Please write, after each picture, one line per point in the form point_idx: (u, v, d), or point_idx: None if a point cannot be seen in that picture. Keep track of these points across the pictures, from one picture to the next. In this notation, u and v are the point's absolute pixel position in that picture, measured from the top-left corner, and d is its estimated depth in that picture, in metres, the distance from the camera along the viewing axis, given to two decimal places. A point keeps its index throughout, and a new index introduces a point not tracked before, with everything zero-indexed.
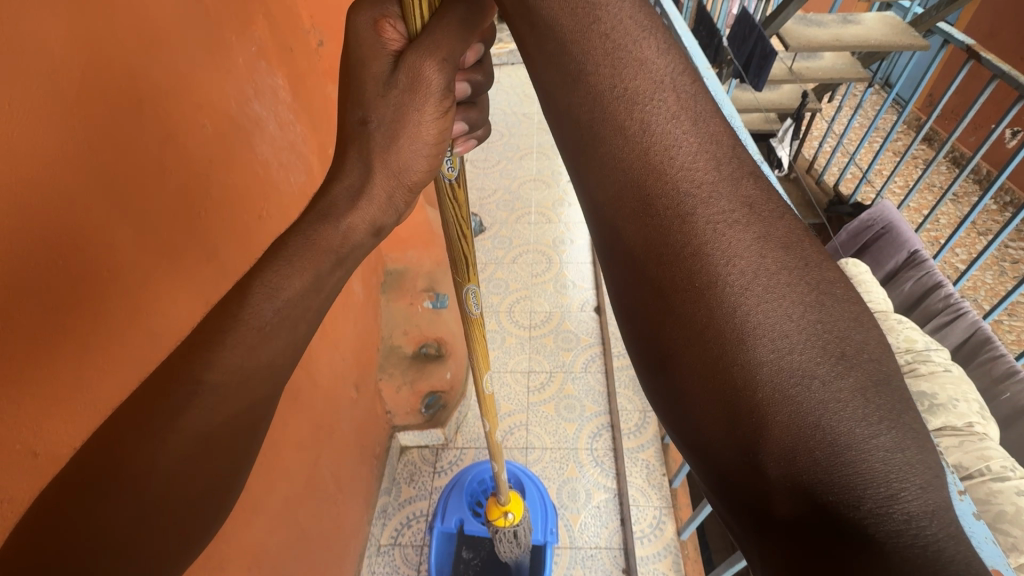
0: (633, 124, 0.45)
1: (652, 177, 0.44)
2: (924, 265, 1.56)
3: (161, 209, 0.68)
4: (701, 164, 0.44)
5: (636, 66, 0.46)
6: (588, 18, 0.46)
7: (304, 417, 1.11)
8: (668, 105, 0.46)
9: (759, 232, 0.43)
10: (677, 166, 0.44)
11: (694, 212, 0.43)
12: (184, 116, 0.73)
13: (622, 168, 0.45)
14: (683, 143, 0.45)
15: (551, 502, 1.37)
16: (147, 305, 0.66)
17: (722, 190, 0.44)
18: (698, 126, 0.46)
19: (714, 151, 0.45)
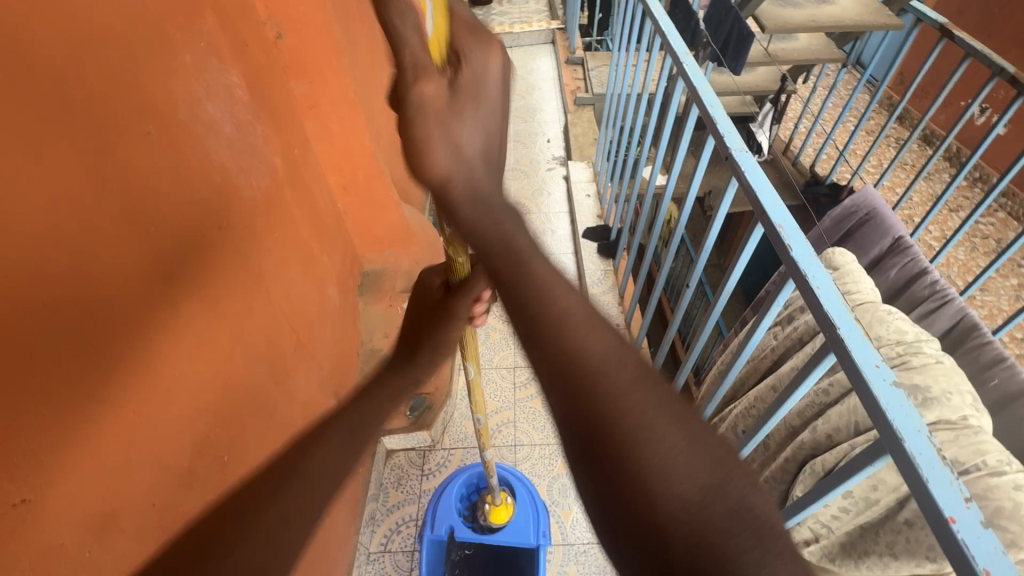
0: (546, 321, 0.49)
1: (561, 363, 0.47)
2: (909, 251, 1.58)
3: (106, 229, 0.62)
4: (595, 340, 0.48)
5: (530, 277, 0.52)
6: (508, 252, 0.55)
7: (284, 435, 1.05)
8: (561, 301, 0.51)
9: (649, 400, 0.45)
10: (579, 347, 0.47)
11: (599, 379, 0.45)
12: (127, 125, 0.66)
13: (541, 344, 0.49)
14: (582, 324, 0.49)
15: (542, 504, 1.32)
16: (95, 335, 0.59)
17: (615, 363, 0.47)
18: (589, 314, 0.51)
19: (604, 332, 0.49)
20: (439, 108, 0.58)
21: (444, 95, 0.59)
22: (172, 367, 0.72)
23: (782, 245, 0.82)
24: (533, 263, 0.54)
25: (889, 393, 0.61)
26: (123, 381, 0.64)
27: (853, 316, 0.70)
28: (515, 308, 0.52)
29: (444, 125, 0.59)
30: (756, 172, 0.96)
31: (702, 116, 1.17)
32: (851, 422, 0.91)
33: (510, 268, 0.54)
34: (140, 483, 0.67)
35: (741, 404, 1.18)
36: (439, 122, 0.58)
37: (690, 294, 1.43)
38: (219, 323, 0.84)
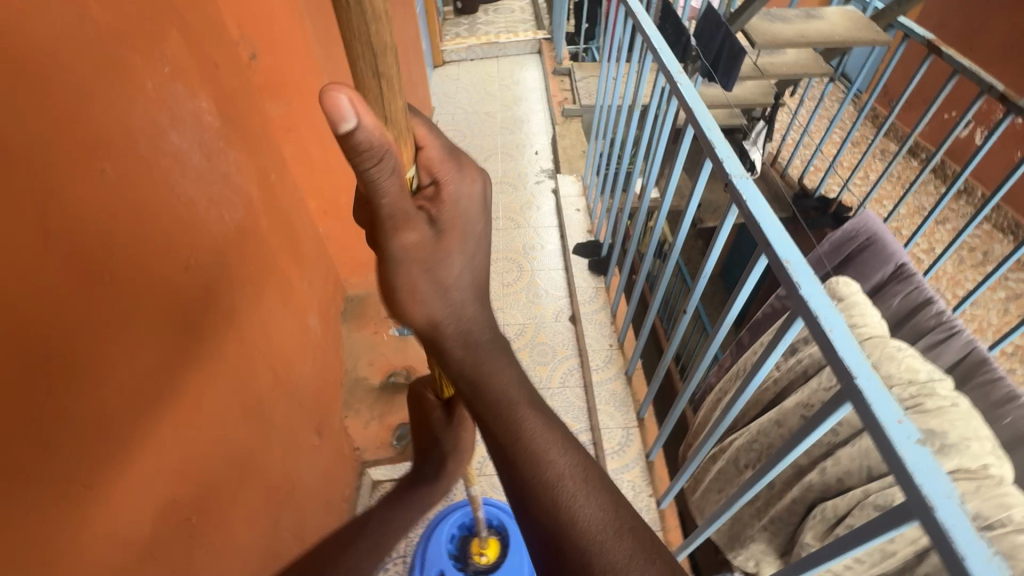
0: (538, 480, 0.52)
1: (556, 527, 0.50)
2: (913, 279, 1.41)
3: (52, 282, 0.55)
4: (590, 505, 0.51)
5: (525, 447, 0.54)
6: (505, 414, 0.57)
7: (261, 482, 0.98)
8: (554, 465, 0.53)
9: (645, 575, 0.47)
10: (575, 519, 0.50)
11: (593, 552, 0.48)
12: (77, 163, 0.59)
13: (540, 508, 0.51)
14: (575, 490, 0.52)
15: (537, 544, 1.27)
16: (33, 404, 0.52)
17: (609, 535, 0.49)
18: (586, 477, 0.53)
19: (602, 501, 0.51)
20: (423, 254, 0.54)
21: (428, 237, 0.53)
22: (132, 428, 0.65)
23: (789, 282, 0.78)
24: (523, 410, 0.57)
25: (913, 455, 0.58)
26: (70, 453, 0.56)
27: (870, 363, 0.67)
28: (510, 464, 0.55)
29: (430, 269, 0.56)
30: (757, 202, 0.92)
31: (698, 138, 1.13)
32: (863, 465, 0.88)
33: (502, 424, 0.56)
34: (91, 563, 0.59)
35: (743, 437, 1.13)
36: (423, 266, 0.55)
37: (687, 319, 1.38)
38: (186, 371, 0.77)
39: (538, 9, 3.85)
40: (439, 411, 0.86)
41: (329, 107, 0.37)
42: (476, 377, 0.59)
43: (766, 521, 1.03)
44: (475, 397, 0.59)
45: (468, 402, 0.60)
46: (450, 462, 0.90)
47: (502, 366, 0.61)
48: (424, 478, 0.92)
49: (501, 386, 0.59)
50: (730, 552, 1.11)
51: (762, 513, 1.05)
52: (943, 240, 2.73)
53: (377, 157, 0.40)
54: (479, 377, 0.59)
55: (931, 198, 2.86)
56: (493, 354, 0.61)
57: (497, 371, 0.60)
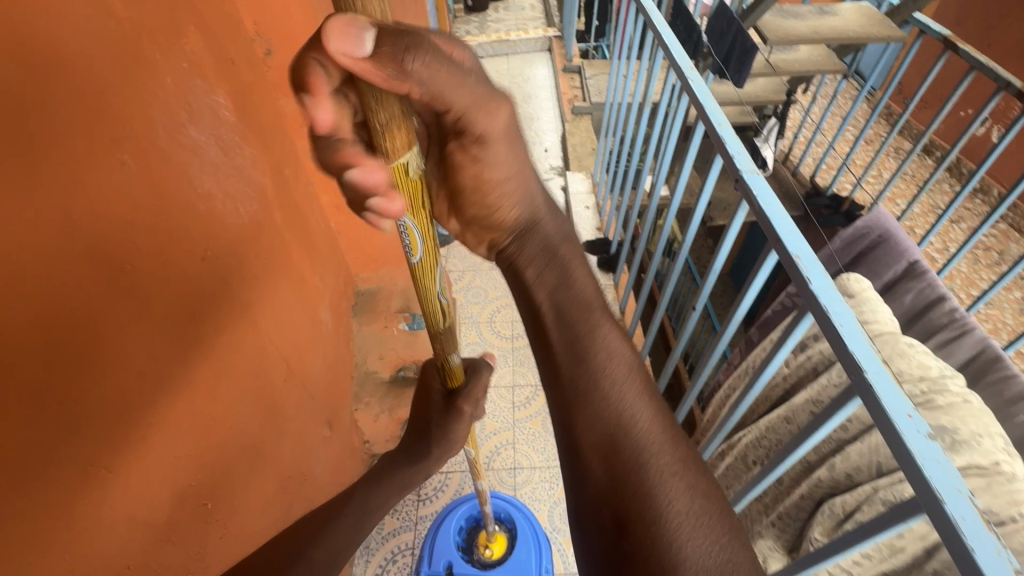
0: (607, 397, 0.61)
1: (615, 434, 0.59)
2: (926, 276, 1.39)
3: (75, 272, 0.57)
4: (642, 403, 0.61)
5: (600, 349, 0.65)
6: (588, 318, 0.68)
7: (274, 470, 1.00)
8: (618, 370, 0.64)
9: (684, 460, 0.58)
10: (626, 410, 0.60)
11: (635, 429, 0.59)
12: (99, 155, 0.61)
13: (590, 399, 0.62)
14: (630, 392, 0.62)
15: (544, 538, 1.27)
16: (56, 389, 0.54)
17: (657, 424, 0.60)
18: (643, 388, 0.63)
19: (655, 406, 0.62)
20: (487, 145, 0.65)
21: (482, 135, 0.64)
22: (150, 414, 0.67)
23: (799, 276, 0.78)
24: (599, 322, 0.68)
25: (922, 445, 0.58)
26: (91, 437, 0.58)
27: (880, 357, 0.67)
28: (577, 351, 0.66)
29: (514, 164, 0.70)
30: (768, 197, 0.92)
31: (708, 134, 1.13)
32: (872, 461, 0.88)
33: (583, 323, 0.67)
34: (112, 543, 0.61)
35: (751, 433, 1.13)
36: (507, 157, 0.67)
37: (696, 316, 1.38)
38: (202, 359, 0.79)
39: (550, 6, 3.84)
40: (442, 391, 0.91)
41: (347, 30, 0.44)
42: (562, 276, 0.73)
43: (773, 517, 1.03)
44: (563, 291, 0.71)
45: (553, 295, 0.72)
46: (435, 448, 0.92)
47: (591, 283, 0.73)
48: (412, 456, 0.93)
49: (589, 295, 0.71)
50: None
51: (770, 509, 1.05)
52: (957, 239, 2.69)
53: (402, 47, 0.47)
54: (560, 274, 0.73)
55: (946, 197, 2.83)
56: (576, 265, 0.74)
57: (580, 279, 0.73)
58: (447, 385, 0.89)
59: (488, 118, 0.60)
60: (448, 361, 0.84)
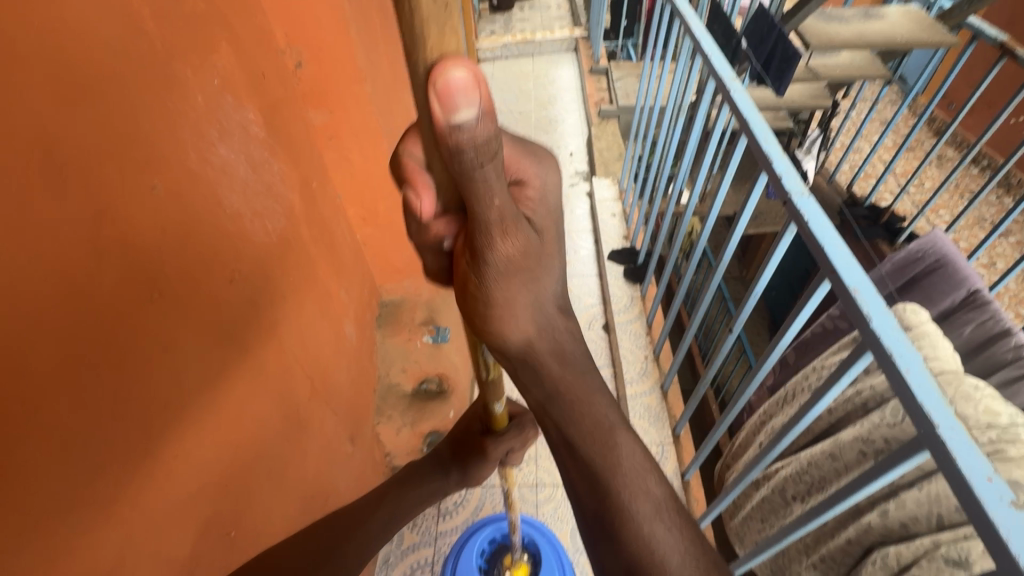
0: (636, 531, 0.53)
1: (646, 573, 0.52)
2: (988, 307, 1.30)
3: (105, 305, 0.55)
4: (672, 540, 0.54)
5: (616, 473, 0.56)
6: (603, 441, 0.58)
7: (296, 493, 0.98)
8: (642, 497, 0.55)
9: None
10: (654, 552, 0.52)
11: (665, 573, 0.52)
12: (129, 182, 0.59)
13: (616, 534, 0.54)
14: (658, 526, 0.54)
15: (568, 563, 1.24)
16: (85, 427, 0.52)
17: (689, 563, 0.53)
18: (673, 517, 0.55)
19: (686, 539, 0.54)
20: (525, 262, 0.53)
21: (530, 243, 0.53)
22: (176, 445, 0.66)
23: (858, 314, 0.72)
24: (616, 439, 0.58)
25: (1007, 520, 0.52)
26: (116, 476, 0.56)
27: (951, 409, 0.61)
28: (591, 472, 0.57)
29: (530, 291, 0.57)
30: (821, 222, 0.85)
31: (752, 150, 1.07)
32: (931, 512, 0.82)
33: (596, 444, 0.58)
34: None
35: (791, 467, 1.08)
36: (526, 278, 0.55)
37: (732, 338, 1.32)
38: (228, 384, 0.77)
39: (576, 6, 3.78)
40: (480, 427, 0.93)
41: (446, 99, 0.38)
42: (568, 400, 0.60)
43: (815, 558, 0.98)
44: (568, 415, 0.59)
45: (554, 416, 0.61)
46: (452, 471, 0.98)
47: (601, 396, 0.61)
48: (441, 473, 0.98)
49: (600, 412, 0.59)
50: None
51: (811, 550, 1.01)
52: (1006, 255, 2.56)
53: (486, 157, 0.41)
54: (570, 402, 0.59)
55: (994, 209, 2.69)
56: (588, 382, 0.61)
57: (588, 394, 0.60)
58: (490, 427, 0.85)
59: (502, 239, 0.49)
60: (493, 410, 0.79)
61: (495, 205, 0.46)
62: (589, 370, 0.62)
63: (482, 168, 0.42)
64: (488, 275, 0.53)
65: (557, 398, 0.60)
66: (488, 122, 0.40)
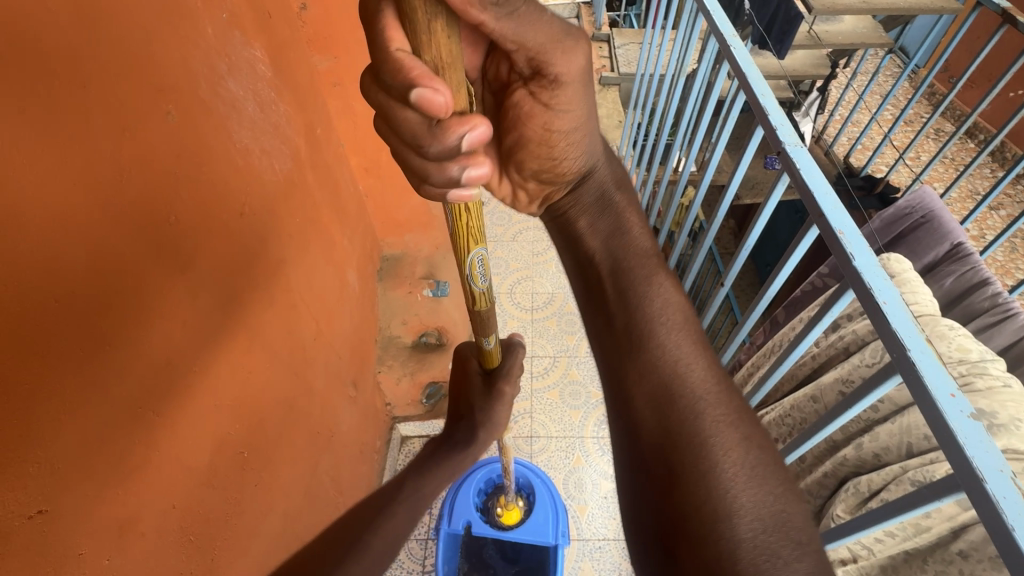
0: (664, 349, 0.58)
1: (665, 360, 0.57)
2: (970, 259, 1.34)
3: (127, 219, 0.58)
4: (695, 349, 0.59)
5: (653, 291, 0.63)
6: (644, 270, 0.66)
7: (304, 425, 1.02)
8: (674, 313, 0.62)
9: (738, 409, 0.54)
10: (678, 349, 0.58)
11: (684, 362, 0.57)
12: (146, 105, 0.61)
13: (643, 331, 0.60)
14: (684, 338, 0.60)
15: (562, 505, 1.29)
16: (112, 330, 0.56)
17: (709, 367, 0.58)
18: (697, 335, 0.61)
19: (706, 351, 0.59)
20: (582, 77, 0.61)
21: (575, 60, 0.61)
22: (194, 363, 0.69)
23: (843, 252, 0.76)
24: (654, 273, 0.66)
25: (963, 425, 0.57)
26: (144, 379, 0.61)
27: (923, 337, 0.65)
28: (627, 288, 0.65)
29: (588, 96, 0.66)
30: (812, 171, 0.88)
31: (750, 105, 1.08)
32: (902, 442, 0.87)
33: (637, 269, 0.66)
34: (160, 483, 0.64)
35: (774, 411, 1.13)
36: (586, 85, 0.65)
37: (722, 294, 1.36)
38: (240, 314, 0.80)
39: None
40: (480, 380, 0.92)
41: None
42: (614, 236, 0.70)
43: None
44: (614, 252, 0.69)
45: (600, 253, 0.70)
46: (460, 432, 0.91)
47: (648, 248, 0.70)
48: (454, 443, 0.89)
49: (644, 254, 0.68)
50: None
51: None
52: (995, 227, 2.61)
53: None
54: (614, 233, 0.70)
55: (987, 182, 2.73)
56: (632, 229, 0.71)
57: (636, 237, 0.70)
58: (484, 365, 0.91)
59: (567, 59, 0.57)
60: (484, 344, 0.85)
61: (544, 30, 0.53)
62: (638, 222, 0.73)
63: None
64: (563, 100, 0.61)
65: (606, 228, 0.71)
66: None
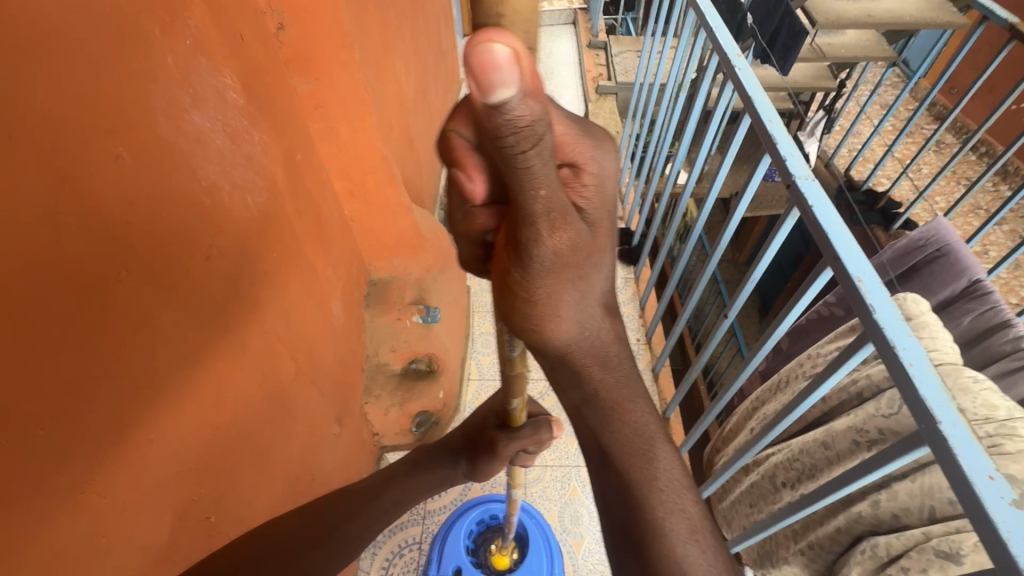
0: (669, 560, 0.50)
1: None
2: (988, 297, 1.30)
3: (66, 281, 0.51)
4: (707, 565, 0.51)
5: (651, 479, 0.55)
6: (642, 446, 0.57)
7: (280, 473, 0.95)
8: (679, 512, 0.53)
9: None
10: (686, 568, 0.50)
11: None
12: (91, 150, 0.54)
13: (643, 542, 0.52)
14: (693, 547, 0.52)
15: (558, 546, 1.24)
16: (45, 410, 0.49)
17: None
18: (705, 538, 0.53)
19: (718, 565, 0.51)
20: (572, 251, 0.53)
21: (581, 235, 0.53)
22: (147, 429, 0.62)
23: (860, 302, 0.70)
24: (654, 446, 0.57)
25: (1009, 520, 0.51)
26: (85, 460, 0.54)
27: (954, 405, 0.59)
28: (621, 475, 0.56)
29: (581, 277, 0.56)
30: (825, 208, 0.82)
31: (755, 130, 1.02)
32: (923, 504, 0.83)
33: (632, 444, 0.57)
34: (109, 568, 0.58)
35: (781, 453, 1.07)
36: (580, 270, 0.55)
37: (726, 324, 1.30)
38: (206, 367, 0.74)
39: None
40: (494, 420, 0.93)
41: (481, 79, 0.34)
42: (607, 408, 0.60)
43: (803, 545, 1.00)
44: (608, 423, 0.59)
45: (591, 423, 0.60)
46: (464, 463, 0.92)
47: (646, 413, 0.60)
48: (456, 463, 0.93)
49: (642, 421, 0.59)
50: (760, 569, 1.08)
51: (799, 537, 1.02)
52: (999, 242, 2.58)
53: (533, 144, 0.39)
54: (609, 400, 0.60)
55: (990, 197, 2.69)
56: (630, 400, 0.61)
57: (629, 401, 0.61)
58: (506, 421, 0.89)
59: (539, 232, 0.49)
60: (510, 401, 0.82)
61: (542, 195, 0.45)
62: (629, 384, 0.62)
63: (526, 154, 0.40)
64: (535, 272, 0.53)
65: (595, 407, 0.61)
66: (531, 104, 0.36)
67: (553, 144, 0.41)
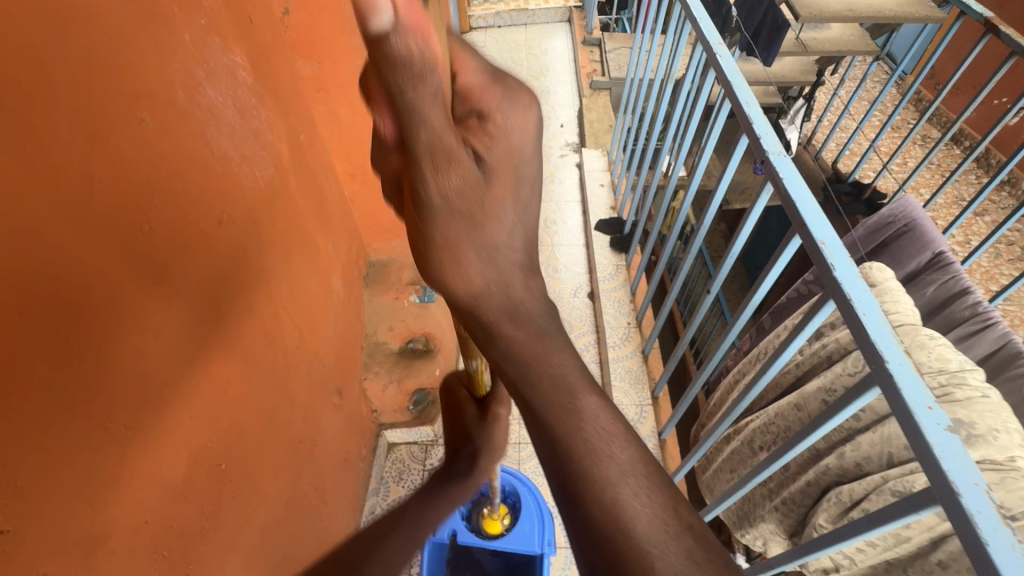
0: (601, 506, 0.43)
1: (610, 533, 0.42)
2: (950, 268, 1.37)
3: (94, 230, 0.56)
4: (643, 506, 0.43)
5: (575, 420, 0.46)
6: (564, 390, 0.48)
7: (284, 435, 1.01)
8: (608, 452, 0.45)
9: None
10: (620, 508, 0.43)
11: (632, 529, 0.42)
12: (118, 113, 0.60)
13: (574, 487, 0.44)
14: (628, 487, 0.44)
15: (549, 515, 1.28)
16: (79, 343, 0.54)
17: (664, 531, 0.42)
18: (642, 474, 0.45)
19: (655, 503, 0.44)
20: (467, 201, 0.46)
21: (476, 181, 0.46)
22: (165, 374, 0.68)
23: (824, 263, 0.76)
24: (575, 389, 0.49)
25: (944, 445, 0.57)
26: (111, 395, 0.59)
27: (902, 348, 0.65)
28: (543, 423, 0.47)
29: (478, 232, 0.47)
30: (795, 181, 0.88)
31: (735, 113, 1.08)
32: (883, 452, 0.91)
33: (551, 386, 0.48)
34: (131, 497, 0.63)
35: (759, 419, 1.13)
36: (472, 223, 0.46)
37: (709, 301, 1.36)
38: (216, 325, 0.79)
39: None
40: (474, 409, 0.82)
41: None
42: (523, 361, 0.49)
43: (777, 502, 1.06)
44: (525, 377, 0.49)
45: (499, 367, 0.50)
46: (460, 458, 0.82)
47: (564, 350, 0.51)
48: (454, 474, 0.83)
49: (560, 358, 0.50)
50: (739, 527, 1.15)
51: (774, 495, 1.09)
52: (980, 233, 2.65)
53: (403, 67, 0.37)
54: (526, 353, 0.50)
55: (971, 189, 2.77)
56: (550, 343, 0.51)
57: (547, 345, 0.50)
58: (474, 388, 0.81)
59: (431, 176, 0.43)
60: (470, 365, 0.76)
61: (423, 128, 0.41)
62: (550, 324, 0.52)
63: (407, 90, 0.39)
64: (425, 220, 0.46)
65: (511, 367, 0.49)
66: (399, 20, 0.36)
67: (438, 84, 0.40)
